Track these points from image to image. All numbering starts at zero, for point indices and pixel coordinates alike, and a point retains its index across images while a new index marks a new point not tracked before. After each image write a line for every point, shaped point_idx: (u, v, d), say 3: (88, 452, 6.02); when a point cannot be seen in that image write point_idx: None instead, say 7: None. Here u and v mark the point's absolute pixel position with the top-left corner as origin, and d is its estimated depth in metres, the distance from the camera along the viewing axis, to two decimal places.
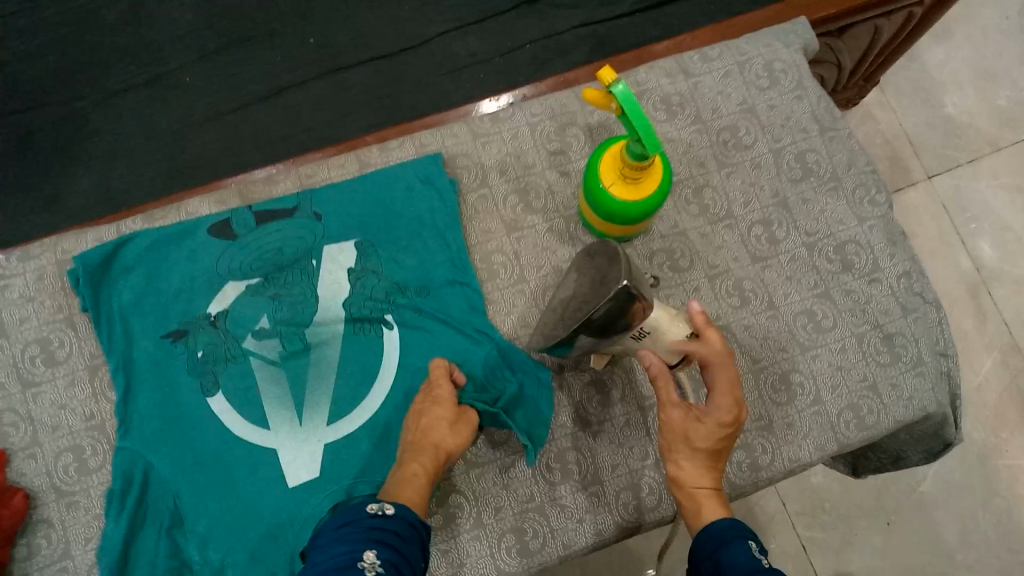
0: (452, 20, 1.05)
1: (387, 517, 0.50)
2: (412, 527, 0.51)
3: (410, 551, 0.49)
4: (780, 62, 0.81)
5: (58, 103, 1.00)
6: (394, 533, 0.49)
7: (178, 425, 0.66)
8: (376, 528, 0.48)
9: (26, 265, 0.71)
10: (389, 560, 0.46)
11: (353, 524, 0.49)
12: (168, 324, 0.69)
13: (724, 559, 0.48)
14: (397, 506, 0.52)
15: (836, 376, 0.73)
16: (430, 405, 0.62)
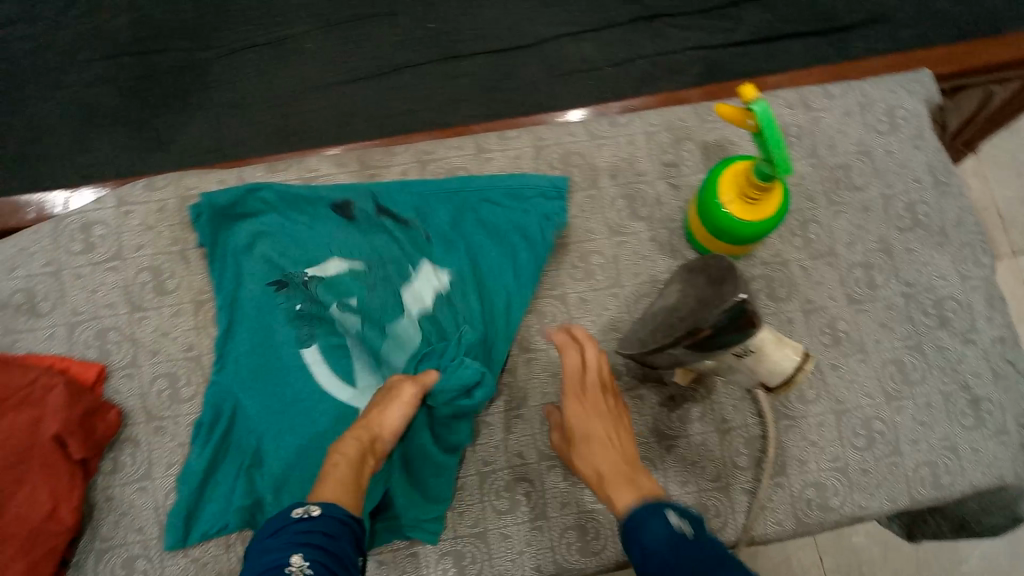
0: (569, 25, 1.05)
1: (312, 519, 0.49)
2: (342, 524, 0.50)
3: (342, 548, 0.49)
4: (902, 109, 0.81)
5: (181, 50, 1.03)
6: (325, 534, 0.48)
7: (270, 373, 0.68)
8: (302, 530, 0.48)
9: (149, 195, 0.74)
10: (318, 563, 0.46)
11: (280, 532, 0.48)
12: (274, 275, 0.71)
13: (646, 541, 0.48)
14: (325, 505, 0.51)
15: (918, 431, 0.73)
16: (375, 397, 0.63)
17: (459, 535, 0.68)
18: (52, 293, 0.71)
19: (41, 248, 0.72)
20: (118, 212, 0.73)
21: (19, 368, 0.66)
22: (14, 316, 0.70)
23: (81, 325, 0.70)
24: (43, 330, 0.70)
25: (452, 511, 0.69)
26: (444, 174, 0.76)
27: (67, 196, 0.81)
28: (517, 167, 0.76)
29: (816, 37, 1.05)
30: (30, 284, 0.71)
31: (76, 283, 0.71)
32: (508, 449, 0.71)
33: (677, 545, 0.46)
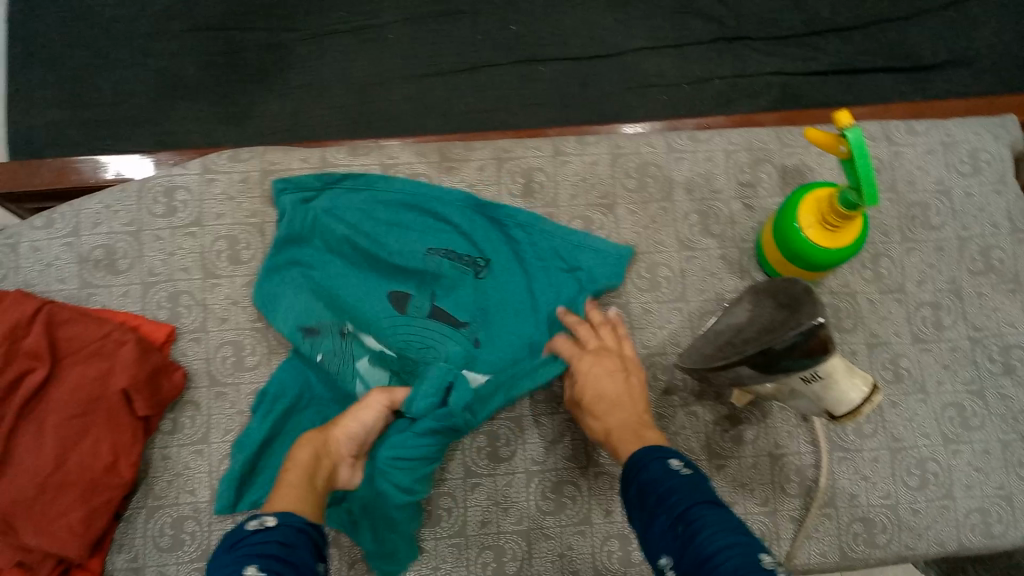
0: (649, 40, 1.06)
1: (266, 530, 0.47)
2: (297, 535, 0.48)
3: (300, 559, 0.46)
4: (985, 152, 0.80)
5: (266, 30, 1.05)
6: (281, 543, 0.46)
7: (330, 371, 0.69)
8: (259, 541, 0.46)
9: (233, 166, 0.75)
10: (277, 569, 0.43)
11: (234, 546, 0.46)
12: (309, 318, 0.69)
13: (645, 481, 0.48)
14: (281, 517, 0.49)
15: (972, 476, 0.72)
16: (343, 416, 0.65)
17: (501, 531, 0.69)
18: (131, 252, 0.73)
19: (125, 207, 0.74)
20: (202, 180, 0.75)
21: (95, 321, 0.68)
22: (92, 270, 0.72)
23: (156, 286, 0.72)
24: (119, 287, 0.72)
25: (496, 505, 0.69)
26: (521, 173, 0.76)
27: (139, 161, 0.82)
28: (594, 173, 0.77)
29: (896, 74, 1.05)
30: (111, 242, 0.73)
31: (156, 245, 0.73)
32: (559, 451, 0.71)
33: (674, 486, 0.46)
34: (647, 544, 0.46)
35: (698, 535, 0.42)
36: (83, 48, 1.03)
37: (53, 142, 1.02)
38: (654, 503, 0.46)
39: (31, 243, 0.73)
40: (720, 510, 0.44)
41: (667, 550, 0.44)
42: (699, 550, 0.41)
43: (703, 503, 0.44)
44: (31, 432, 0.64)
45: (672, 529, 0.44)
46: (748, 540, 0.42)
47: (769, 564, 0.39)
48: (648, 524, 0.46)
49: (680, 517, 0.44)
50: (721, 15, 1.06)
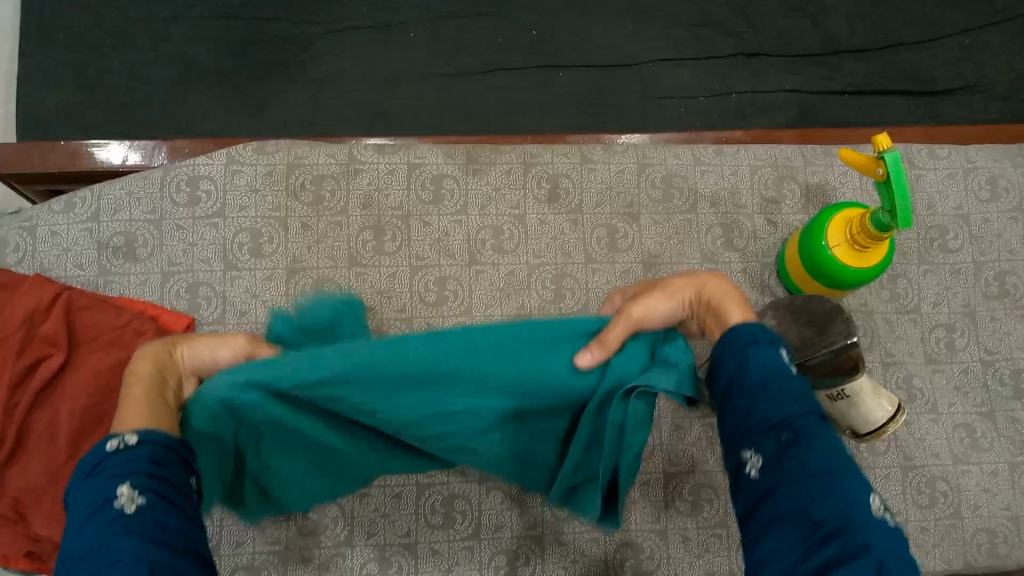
0: (668, 51, 1.07)
1: (132, 449, 0.41)
2: (166, 449, 0.43)
3: (175, 477, 0.42)
4: (1004, 179, 0.81)
5: (288, 22, 1.05)
6: (150, 459, 0.41)
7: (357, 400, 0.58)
8: (127, 460, 0.41)
9: (259, 158, 0.75)
10: (155, 492, 0.40)
11: (96, 470, 0.41)
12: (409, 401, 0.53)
13: (753, 360, 0.44)
14: (145, 431, 0.43)
15: (981, 497, 0.72)
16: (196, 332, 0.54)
17: (515, 536, 0.68)
18: (151, 240, 0.72)
19: (148, 194, 0.73)
20: (227, 171, 0.74)
21: (114, 309, 0.67)
22: (110, 257, 0.71)
23: (175, 277, 0.71)
24: (138, 276, 0.71)
25: (511, 510, 0.69)
26: (546, 179, 0.77)
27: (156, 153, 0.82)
28: (620, 182, 0.77)
29: (908, 96, 1.07)
30: (131, 230, 0.72)
31: (176, 234, 0.72)
32: None
33: (783, 385, 0.43)
34: (729, 428, 0.44)
35: (809, 451, 0.40)
36: (99, 30, 1.02)
37: (62, 121, 1.00)
38: (755, 397, 0.43)
39: (49, 228, 0.72)
40: (828, 428, 0.42)
41: (759, 448, 0.41)
42: (804, 468, 0.39)
43: (813, 415, 0.42)
44: (43, 420, 0.62)
45: (771, 432, 0.41)
46: (851, 468, 0.40)
47: (878, 509, 0.38)
48: (739, 412, 0.43)
49: (785, 422, 0.41)
50: (740, 30, 1.07)
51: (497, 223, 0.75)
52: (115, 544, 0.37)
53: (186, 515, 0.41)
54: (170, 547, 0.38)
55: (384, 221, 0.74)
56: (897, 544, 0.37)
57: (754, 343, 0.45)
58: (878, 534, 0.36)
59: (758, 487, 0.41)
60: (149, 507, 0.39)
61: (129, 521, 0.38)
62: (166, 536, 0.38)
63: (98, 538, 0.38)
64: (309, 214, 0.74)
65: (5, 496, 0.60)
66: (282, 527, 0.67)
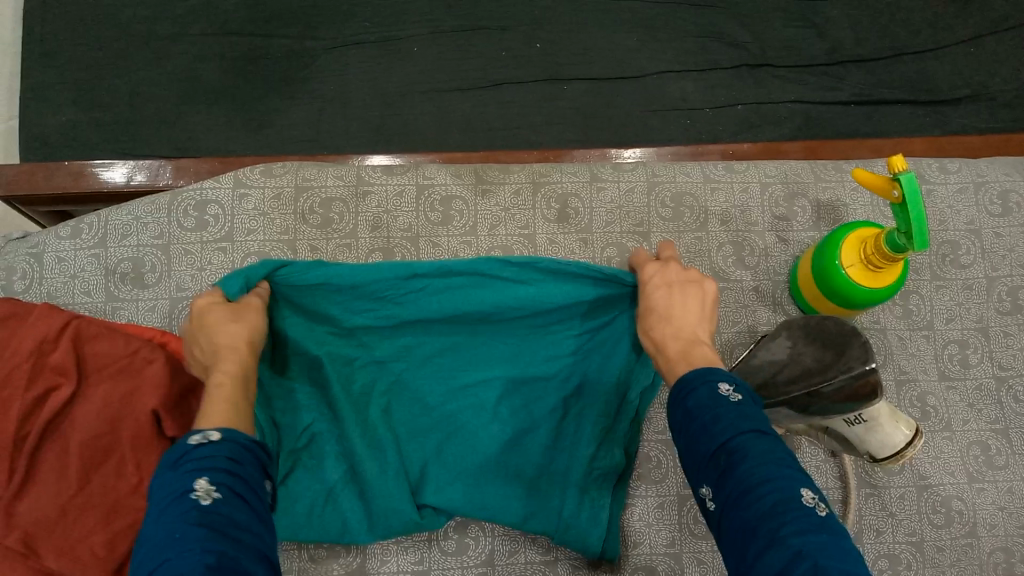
0: (673, 63, 1.07)
1: (214, 445, 0.45)
2: (244, 451, 0.46)
3: (249, 476, 0.45)
4: (1015, 194, 0.80)
5: (291, 37, 1.04)
6: (226, 459, 0.45)
7: (411, 427, 0.68)
8: (205, 457, 0.44)
9: (267, 181, 0.74)
10: (228, 489, 0.43)
11: (178, 463, 0.44)
12: (452, 402, 0.68)
13: (691, 404, 0.48)
14: (226, 431, 0.47)
15: (997, 516, 0.72)
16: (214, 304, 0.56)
17: (528, 562, 0.68)
18: (159, 266, 0.71)
19: (157, 219, 0.73)
20: (235, 195, 0.74)
21: (124, 337, 0.66)
22: (118, 283, 0.71)
23: (183, 302, 0.70)
24: (146, 301, 0.70)
25: (524, 535, 0.69)
26: (556, 199, 0.76)
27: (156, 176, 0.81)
28: (629, 201, 0.76)
29: (915, 106, 1.07)
30: (139, 254, 0.72)
31: (184, 259, 0.72)
32: None
33: (720, 414, 0.46)
34: (688, 465, 0.47)
35: (743, 467, 0.42)
36: (101, 48, 1.02)
37: (64, 140, 1.00)
38: (697, 429, 0.46)
39: (56, 254, 0.71)
40: (767, 441, 0.44)
41: (709, 480, 0.45)
42: (741, 484, 0.42)
43: (749, 433, 0.44)
44: (54, 451, 0.62)
45: (714, 460, 0.44)
46: (794, 470, 0.42)
47: (810, 502, 0.40)
48: (691, 448, 0.47)
49: (723, 448, 0.44)
50: (744, 40, 1.07)
51: (506, 243, 0.74)
52: (185, 532, 0.39)
53: (253, 512, 0.43)
54: (236, 540, 0.40)
55: (393, 243, 0.74)
56: (829, 534, 0.39)
57: (695, 384, 0.48)
58: (807, 530, 0.38)
59: (715, 514, 0.44)
60: (223, 501, 0.42)
61: (202, 511, 0.41)
62: (231, 529, 0.41)
63: (172, 526, 0.40)
64: (318, 236, 0.73)
65: (14, 529, 0.59)
66: (294, 555, 0.67)
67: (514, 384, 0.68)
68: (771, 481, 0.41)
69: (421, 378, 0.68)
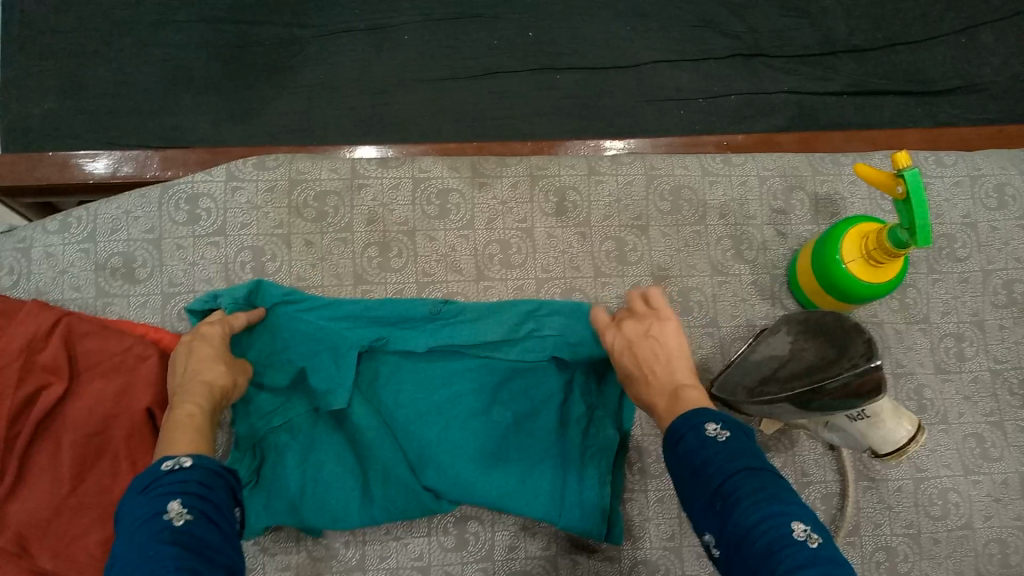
0: (667, 53, 1.06)
1: (184, 471, 0.46)
2: (216, 475, 0.47)
3: (222, 499, 0.46)
4: (1011, 187, 0.80)
5: (280, 25, 1.02)
6: (200, 483, 0.45)
7: (403, 421, 0.67)
8: (178, 481, 0.45)
9: (259, 173, 0.73)
10: (200, 511, 0.43)
11: (150, 487, 0.45)
12: (442, 391, 0.68)
13: (682, 450, 0.49)
14: (198, 457, 0.47)
15: (992, 507, 0.72)
16: (197, 343, 0.61)
17: (529, 557, 0.67)
18: (151, 261, 0.70)
19: (147, 213, 0.71)
20: (227, 187, 0.72)
21: (116, 334, 0.65)
22: (109, 279, 0.69)
23: (176, 297, 0.69)
24: (137, 297, 0.69)
25: (524, 531, 0.68)
26: (554, 192, 0.75)
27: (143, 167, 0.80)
28: (628, 195, 0.76)
29: (907, 97, 1.07)
30: (129, 249, 0.70)
31: (176, 254, 0.70)
32: None
33: (709, 458, 0.46)
34: (688, 513, 0.48)
35: (739, 511, 0.42)
36: (84, 36, 0.99)
37: (48, 131, 0.97)
38: (692, 476, 0.47)
39: (44, 249, 0.70)
40: (760, 477, 0.44)
41: (709, 527, 0.45)
42: (738, 528, 0.42)
43: (740, 471, 0.45)
44: (46, 452, 0.61)
45: (711, 506, 0.45)
46: (786, 502, 0.42)
47: (800, 535, 0.41)
48: (689, 494, 0.47)
49: (718, 493, 0.44)
50: (738, 30, 1.06)
51: (504, 237, 0.74)
52: (157, 550, 0.40)
53: (225, 534, 0.44)
54: (206, 560, 0.41)
55: (390, 236, 0.73)
56: (822, 565, 0.39)
57: (682, 431, 0.49)
58: (803, 565, 0.39)
59: (721, 560, 0.44)
60: (195, 522, 0.42)
61: (175, 532, 0.41)
62: (203, 548, 0.41)
63: (144, 545, 0.41)
64: (313, 230, 0.72)
65: (7, 531, 0.58)
66: (293, 553, 0.66)
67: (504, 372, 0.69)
68: (766, 519, 0.41)
69: (412, 364, 0.69)
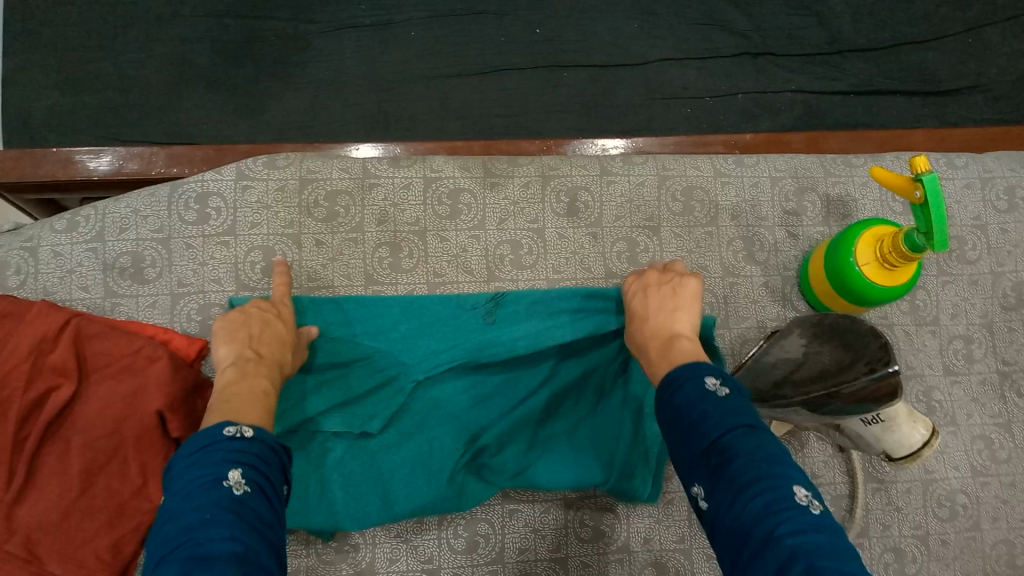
0: (673, 51, 1.05)
1: (247, 441, 0.46)
2: (273, 452, 0.48)
3: (274, 475, 0.47)
4: (1021, 189, 0.80)
5: (285, 21, 1.01)
6: (257, 456, 0.46)
7: (435, 412, 0.68)
8: (236, 450, 0.45)
9: (270, 172, 0.73)
10: (256, 484, 0.44)
11: (208, 449, 0.45)
12: (463, 389, 0.68)
13: (678, 400, 0.48)
14: (258, 429, 0.48)
15: (1000, 509, 0.72)
16: (272, 320, 0.62)
17: (539, 559, 0.67)
18: (159, 260, 0.70)
19: (155, 212, 0.71)
20: (237, 186, 0.72)
21: (125, 335, 0.64)
22: (118, 279, 0.69)
23: (185, 298, 0.69)
24: (146, 297, 0.69)
25: (534, 532, 0.67)
26: (565, 192, 0.75)
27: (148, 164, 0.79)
28: (640, 195, 0.75)
29: (913, 97, 1.06)
30: (138, 249, 0.70)
31: (186, 254, 0.70)
32: None
33: (707, 412, 0.46)
34: (678, 464, 0.48)
35: (734, 467, 0.42)
36: (86, 30, 0.98)
37: (51, 127, 0.97)
38: (688, 429, 0.46)
39: (51, 248, 0.69)
40: (758, 436, 0.44)
41: (701, 481, 0.45)
42: (732, 484, 0.42)
43: (738, 428, 0.45)
44: (55, 453, 0.60)
45: (705, 459, 0.44)
46: (783, 463, 0.42)
47: (802, 499, 0.40)
48: (682, 448, 0.47)
49: (713, 447, 0.44)
50: (746, 29, 1.06)
51: (515, 238, 0.73)
52: (216, 515, 0.40)
53: (274, 510, 0.45)
54: (257, 532, 0.41)
55: (400, 237, 0.72)
56: (823, 532, 0.39)
57: (681, 380, 0.49)
58: (802, 529, 0.38)
59: (708, 514, 0.43)
60: (253, 495, 0.43)
61: (234, 501, 0.42)
62: (255, 521, 0.42)
63: (204, 507, 0.41)
64: (323, 230, 0.72)
65: (16, 534, 0.57)
66: (301, 554, 0.66)
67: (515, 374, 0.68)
68: (759, 476, 0.41)
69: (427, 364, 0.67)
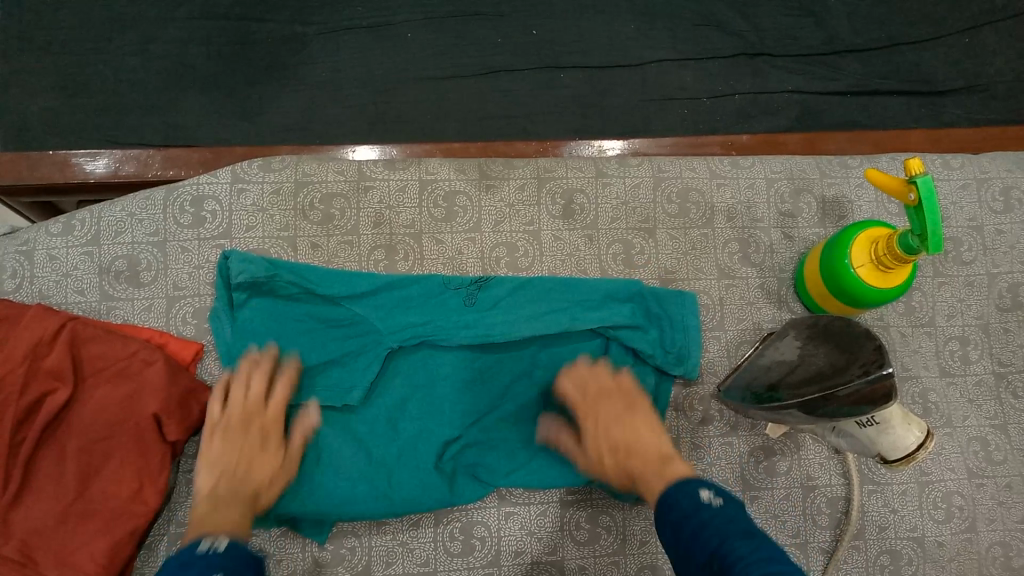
0: (670, 52, 1.05)
1: (222, 552, 0.50)
2: (247, 560, 0.51)
3: None
4: (1017, 190, 0.80)
5: (281, 22, 1.01)
6: (232, 566, 0.49)
7: (421, 397, 0.69)
8: (213, 560, 0.49)
9: (265, 175, 0.73)
10: None
11: (188, 561, 0.48)
12: (457, 379, 0.69)
13: (676, 515, 0.50)
14: (232, 543, 0.52)
15: (995, 510, 0.72)
16: (257, 412, 0.64)
17: (535, 561, 0.67)
18: (155, 263, 0.70)
19: (151, 215, 0.71)
20: (233, 189, 0.72)
21: (121, 338, 0.64)
22: (113, 282, 0.69)
23: (181, 301, 0.69)
24: (142, 300, 0.69)
25: (530, 535, 0.67)
26: (561, 194, 0.75)
27: (144, 168, 0.79)
28: (635, 197, 0.75)
29: (910, 97, 1.06)
30: (134, 252, 0.70)
31: (181, 257, 0.70)
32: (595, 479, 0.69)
33: (703, 521, 0.47)
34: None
35: (737, 563, 0.43)
36: (82, 32, 0.98)
37: (48, 129, 0.97)
38: (688, 539, 0.47)
39: (47, 251, 0.69)
40: (756, 540, 0.44)
41: None
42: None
43: (737, 535, 0.45)
44: (50, 458, 0.61)
45: (709, 566, 0.44)
46: (784, 562, 0.42)
47: None
48: (686, 558, 0.47)
49: (714, 553, 0.45)
50: (742, 30, 1.06)
51: (511, 240, 0.73)
52: None
53: None
54: None
55: (396, 239, 0.72)
56: None
57: (676, 496, 0.51)
58: None
59: None
60: None
61: None
62: None
63: None
64: (319, 233, 0.72)
65: (11, 539, 0.58)
66: (297, 558, 0.65)
67: (504, 364, 0.70)
68: (759, 565, 0.41)
69: (421, 351, 0.70)
